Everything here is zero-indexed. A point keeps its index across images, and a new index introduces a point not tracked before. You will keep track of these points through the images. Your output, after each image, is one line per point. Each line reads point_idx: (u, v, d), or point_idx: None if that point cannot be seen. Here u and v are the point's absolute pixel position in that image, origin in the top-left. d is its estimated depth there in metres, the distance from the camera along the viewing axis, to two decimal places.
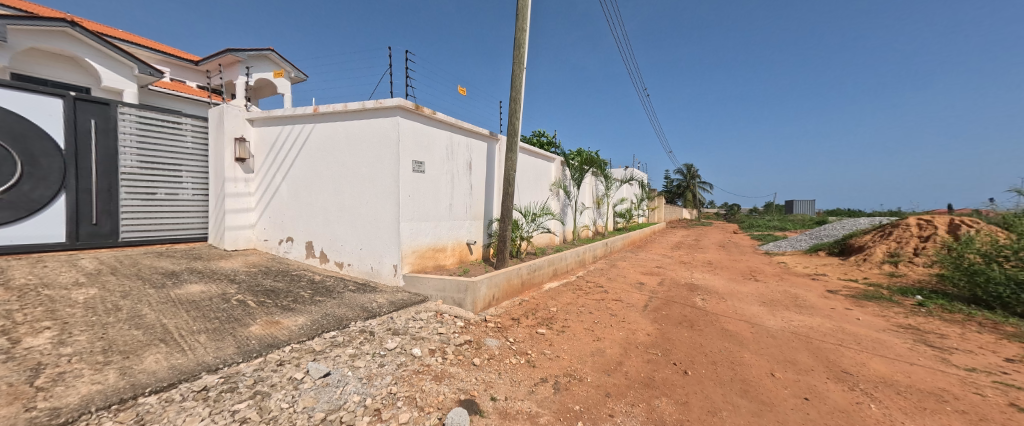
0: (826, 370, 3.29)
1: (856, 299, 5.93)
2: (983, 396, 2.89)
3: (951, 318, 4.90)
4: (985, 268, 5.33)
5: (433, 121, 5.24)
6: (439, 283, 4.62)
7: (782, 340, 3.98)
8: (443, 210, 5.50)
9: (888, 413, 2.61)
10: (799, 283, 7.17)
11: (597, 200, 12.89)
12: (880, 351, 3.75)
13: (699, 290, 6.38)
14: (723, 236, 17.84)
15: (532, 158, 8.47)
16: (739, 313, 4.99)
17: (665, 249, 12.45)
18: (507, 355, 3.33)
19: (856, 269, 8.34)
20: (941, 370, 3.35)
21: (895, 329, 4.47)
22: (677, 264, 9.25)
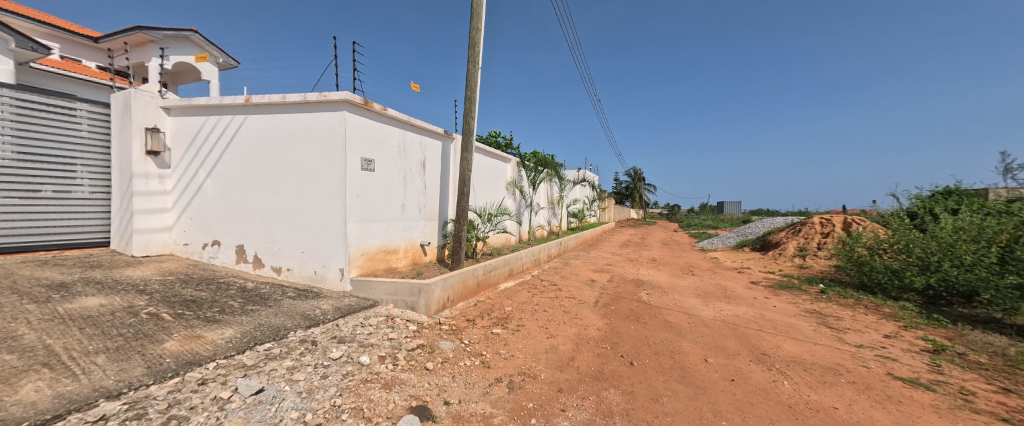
0: (750, 353, 3.68)
1: (774, 288, 6.73)
2: (868, 368, 3.42)
3: (846, 302, 5.74)
4: (870, 259, 6.31)
5: (384, 117, 5.01)
6: (390, 286, 4.43)
7: (715, 329, 4.39)
8: (394, 210, 5.28)
9: (798, 388, 2.99)
10: (729, 276, 7.96)
11: (551, 201, 13.23)
12: (793, 334, 4.28)
13: (644, 285, 6.80)
14: (666, 235, 19.20)
15: (487, 159, 8.44)
16: (679, 305, 5.41)
17: (614, 247, 13.10)
18: (462, 357, 3.29)
19: (773, 262, 9.46)
20: (838, 347, 3.90)
21: (804, 314, 5.13)
22: (624, 261, 9.78)
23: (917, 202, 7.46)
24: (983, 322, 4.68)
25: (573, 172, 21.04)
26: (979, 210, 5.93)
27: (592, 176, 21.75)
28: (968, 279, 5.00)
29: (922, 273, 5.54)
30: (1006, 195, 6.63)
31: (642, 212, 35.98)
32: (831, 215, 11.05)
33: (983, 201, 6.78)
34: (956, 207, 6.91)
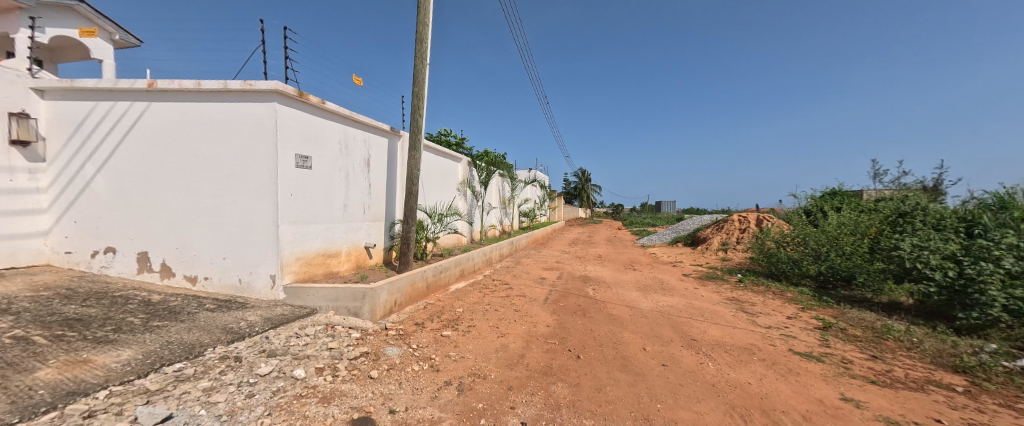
0: (681, 340, 4.04)
1: (702, 279, 7.47)
2: (774, 346, 3.93)
3: (759, 290, 6.53)
4: (777, 250, 7.24)
5: (322, 111, 4.66)
6: (331, 292, 4.14)
7: (652, 319, 4.74)
8: (335, 211, 4.93)
9: (720, 368, 3.34)
10: (664, 269, 8.66)
11: (503, 201, 13.32)
12: (717, 320, 4.77)
13: (591, 280, 7.13)
14: (610, 232, 20.27)
15: (438, 158, 8.23)
16: (622, 299, 5.75)
17: (562, 245, 13.54)
18: (409, 363, 3.18)
19: (701, 256, 10.48)
20: (752, 330, 4.43)
21: (726, 302, 5.74)
22: (572, 258, 10.15)
23: (811, 201, 8.74)
24: (859, 301, 5.63)
25: (524, 172, 21.36)
26: (855, 208, 7.12)
27: (542, 176, 22.32)
28: (847, 266, 5.97)
29: (814, 262, 6.50)
30: (874, 196, 8.01)
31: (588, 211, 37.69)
32: (748, 213, 12.46)
33: (858, 200, 8.14)
34: (839, 205, 8.21)
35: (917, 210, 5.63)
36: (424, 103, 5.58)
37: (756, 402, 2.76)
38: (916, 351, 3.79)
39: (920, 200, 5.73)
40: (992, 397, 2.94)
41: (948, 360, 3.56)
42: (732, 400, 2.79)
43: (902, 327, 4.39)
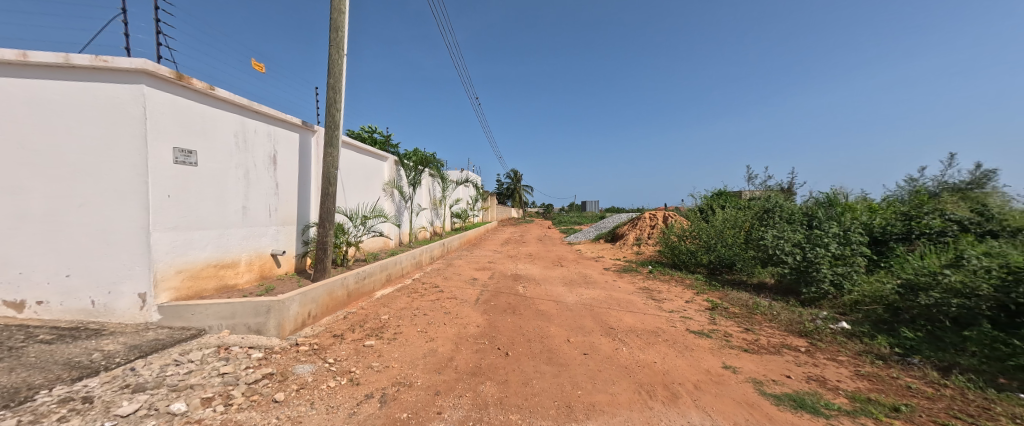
0: (600, 329, 4.37)
1: (619, 272, 8.21)
2: (675, 327, 4.50)
3: (665, 279, 7.41)
4: (678, 242, 8.33)
5: (211, 99, 3.98)
6: (225, 308, 3.56)
7: (576, 312, 5.04)
8: (231, 214, 4.25)
9: (632, 351, 3.71)
10: (588, 264, 9.29)
11: (434, 202, 12.96)
12: (632, 308, 5.27)
13: (521, 278, 7.32)
14: (539, 231, 21.08)
15: (360, 156, 7.64)
16: (550, 294, 6.02)
17: (493, 245, 13.67)
18: (324, 379, 2.89)
19: (619, 251, 11.48)
20: (659, 315, 4.99)
21: (639, 291, 6.39)
22: (502, 258, 10.29)
23: (704, 201, 10.17)
24: (738, 284, 6.73)
25: (461, 172, 21.14)
26: (735, 207, 8.50)
27: (473, 176, 22.27)
28: (730, 255, 7.10)
29: (706, 252, 7.60)
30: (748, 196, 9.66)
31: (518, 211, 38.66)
32: (657, 211, 14.01)
33: (737, 200, 9.73)
34: (724, 204, 9.70)
35: (776, 207, 6.97)
36: (341, 97, 5.12)
37: (660, 379, 3.12)
38: (776, 321, 4.68)
39: (777, 200, 7.14)
40: (823, 353, 3.77)
41: (796, 326, 4.48)
42: (641, 379, 3.11)
43: (767, 303, 5.39)
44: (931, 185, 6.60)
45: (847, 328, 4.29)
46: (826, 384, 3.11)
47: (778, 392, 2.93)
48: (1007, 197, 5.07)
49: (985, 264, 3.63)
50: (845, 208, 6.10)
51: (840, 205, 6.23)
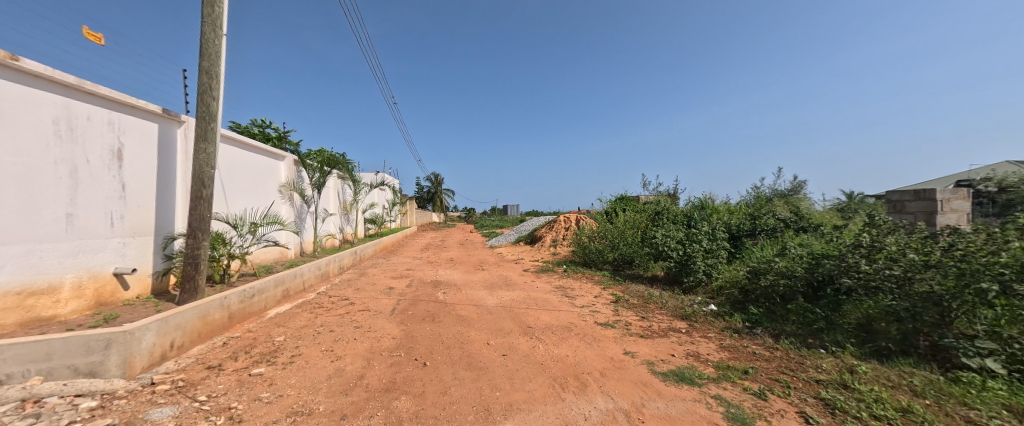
0: (519, 329, 4.48)
1: (537, 272, 8.58)
2: (586, 321, 4.85)
3: (578, 276, 7.98)
4: (588, 242, 9.06)
5: (14, 72, 3.01)
6: (38, 348, 2.69)
7: (497, 314, 5.08)
8: (47, 224, 3.26)
9: (548, 348, 3.88)
10: (508, 267, 9.48)
11: (343, 206, 11.86)
12: (548, 307, 5.54)
13: (442, 284, 7.12)
14: (459, 236, 20.85)
15: (248, 154, 6.59)
16: (471, 299, 5.96)
17: (410, 251, 13.06)
18: (194, 422, 2.39)
19: (537, 252, 12.01)
20: (573, 311, 5.33)
21: (555, 290, 6.76)
22: (421, 264, 9.89)
23: (609, 205, 11.28)
24: (637, 277, 7.58)
25: (376, 175, 19.88)
26: (633, 209, 9.62)
27: (390, 179, 21.12)
28: (630, 252, 7.96)
29: (611, 251, 8.39)
30: (644, 200, 11.01)
31: (440, 216, 37.78)
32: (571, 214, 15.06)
33: (636, 204, 10.99)
34: (625, 207, 10.85)
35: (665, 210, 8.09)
36: (219, 83, 4.34)
37: (572, 371, 3.33)
38: (665, 308, 5.39)
39: (666, 204, 8.38)
40: (698, 332, 4.47)
41: (680, 311, 5.23)
42: (555, 373, 3.27)
43: (658, 293, 6.18)
44: (765, 193, 8.52)
45: (715, 309, 5.16)
46: (700, 358, 3.68)
47: (665, 370, 3.38)
48: (811, 202, 6.80)
49: (799, 252, 4.86)
50: (712, 211, 7.54)
51: (710, 209, 7.59)
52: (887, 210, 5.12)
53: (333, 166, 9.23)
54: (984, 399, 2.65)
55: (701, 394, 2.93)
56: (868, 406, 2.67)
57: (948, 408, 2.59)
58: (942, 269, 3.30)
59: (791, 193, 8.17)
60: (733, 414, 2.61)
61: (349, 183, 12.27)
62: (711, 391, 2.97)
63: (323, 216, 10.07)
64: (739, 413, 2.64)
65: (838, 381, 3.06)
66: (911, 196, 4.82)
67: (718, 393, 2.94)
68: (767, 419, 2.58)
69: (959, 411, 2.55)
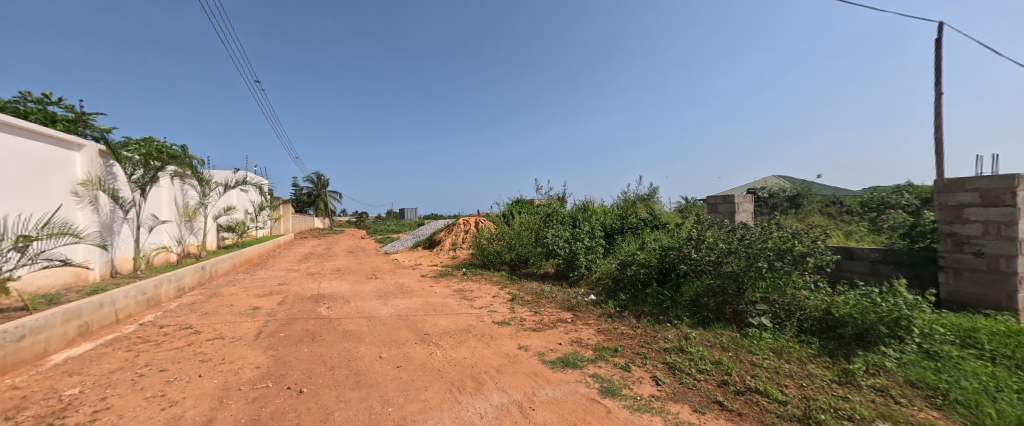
0: (415, 338, 4.28)
1: (436, 277, 8.36)
2: (484, 321, 4.93)
3: (477, 278, 8.07)
4: (487, 245, 9.26)
5: None
6: None
7: (390, 325, 4.76)
8: None
9: (445, 352, 3.82)
10: (404, 274, 8.99)
11: (185, 212, 9.51)
12: (447, 311, 5.44)
13: (325, 298, 6.31)
14: (347, 242, 18.93)
15: (12, 140, 4.72)
16: (361, 312, 5.44)
17: (283, 262, 11.26)
18: None
19: (436, 256, 11.71)
20: (472, 313, 5.36)
21: (454, 293, 6.69)
22: (298, 277, 8.61)
23: (507, 208, 11.75)
24: (531, 275, 8.07)
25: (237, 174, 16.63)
26: (528, 211, 10.21)
27: (256, 179, 17.93)
28: (525, 252, 8.42)
29: (508, 251, 8.76)
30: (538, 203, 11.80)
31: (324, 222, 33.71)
32: (471, 216, 15.17)
33: (530, 206, 11.69)
34: (521, 210, 11.45)
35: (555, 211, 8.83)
36: None
37: (469, 372, 3.33)
38: (556, 301, 5.87)
39: (555, 207, 9.16)
40: (581, 320, 5.00)
41: (567, 303, 5.76)
42: (452, 377, 3.23)
43: (549, 288, 6.69)
44: (631, 197, 10.10)
45: (594, 299, 5.84)
46: (582, 343, 4.11)
47: (554, 358, 3.67)
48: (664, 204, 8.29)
49: (653, 245, 5.93)
50: (592, 212, 8.54)
51: (591, 211, 8.59)
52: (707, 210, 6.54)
53: (166, 160, 7.29)
54: (761, 346, 3.63)
55: (582, 374, 3.28)
56: (696, 363, 3.40)
57: (741, 356, 3.48)
58: (738, 253, 4.36)
59: (649, 197, 9.89)
60: (606, 388, 2.99)
61: (193, 184, 9.90)
62: (589, 371, 3.34)
63: (152, 225, 7.90)
64: (610, 385, 3.04)
65: (677, 347, 3.79)
66: (721, 200, 6.31)
67: (595, 372, 3.33)
68: (630, 387, 3.04)
69: (747, 357, 3.45)
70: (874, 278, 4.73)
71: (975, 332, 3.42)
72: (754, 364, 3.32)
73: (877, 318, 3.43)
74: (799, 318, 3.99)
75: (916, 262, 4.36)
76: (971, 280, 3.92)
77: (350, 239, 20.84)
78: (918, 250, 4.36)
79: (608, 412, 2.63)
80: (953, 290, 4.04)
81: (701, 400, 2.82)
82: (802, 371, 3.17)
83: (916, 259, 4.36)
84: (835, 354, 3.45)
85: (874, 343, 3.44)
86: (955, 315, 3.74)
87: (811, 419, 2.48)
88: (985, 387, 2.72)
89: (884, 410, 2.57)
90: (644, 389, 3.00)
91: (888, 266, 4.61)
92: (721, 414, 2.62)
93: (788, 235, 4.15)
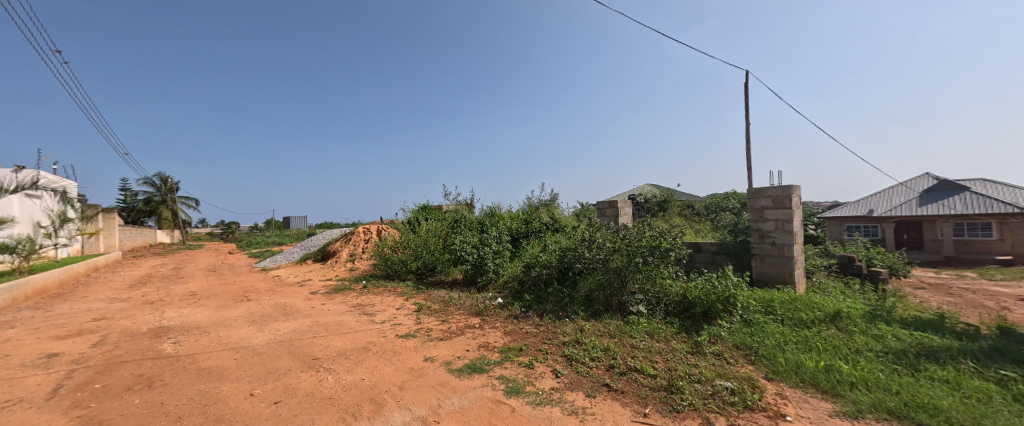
0: (300, 365, 3.69)
1: (329, 293, 7.41)
2: (386, 337, 4.54)
3: (380, 291, 7.43)
4: (391, 254, 8.65)
5: None
6: None
7: (266, 354, 4.01)
8: None
9: (337, 377, 3.37)
10: (288, 292, 7.73)
11: None
12: (340, 330, 4.84)
13: (171, 331, 5.01)
14: (207, 259, 15.52)
15: None
16: (225, 343, 4.46)
17: (105, 290, 8.60)
18: None
19: (330, 270, 10.44)
20: (372, 328, 4.89)
21: (351, 309, 6.02)
22: (130, 307, 6.67)
23: (412, 214, 11.19)
24: (439, 283, 7.80)
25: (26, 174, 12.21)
26: (435, 218, 9.87)
27: (60, 180, 13.45)
28: (433, 259, 8.10)
29: (414, 260, 8.32)
30: (445, 209, 11.51)
31: (174, 235, 27.15)
32: (371, 224, 13.98)
33: (438, 212, 11.33)
34: (428, 216, 11.02)
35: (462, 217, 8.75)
36: None
37: (366, 395, 3.00)
38: (464, 308, 5.78)
39: (463, 212, 9.06)
40: (489, 324, 5.00)
41: (475, 308, 5.71)
42: (346, 404, 2.87)
43: (457, 295, 6.54)
44: (536, 202, 10.64)
45: (502, 301, 5.93)
46: (489, 347, 4.11)
47: (461, 365, 3.57)
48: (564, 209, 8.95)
49: (553, 247, 6.35)
50: (500, 218, 8.69)
51: (498, 216, 8.76)
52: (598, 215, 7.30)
53: None
54: (639, 330, 4.16)
55: (489, 378, 3.26)
56: (589, 352, 3.70)
57: (623, 341, 3.92)
58: (621, 251, 5.03)
59: (551, 202, 10.57)
60: (511, 388, 3.03)
61: None
62: (496, 373, 3.35)
63: None
64: (515, 385, 3.09)
65: (573, 339, 4.09)
66: (607, 204, 7.10)
67: (501, 373, 3.35)
68: (534, 383, 3.14)
69: (629, 341, 3.91)
70: (713, 267, 5.90)
71: (772, 301, 4.53)
72: (633, 347, 3.77)
73: (715, 298, 4.29)
74: (665, 303, 4.67)
75: (736, 252, 5.60)
76: (769, 263, 5.20)
77: (211, 255, 17.12)
78: (737, 243, 5.62)
79: (513, 411, 2.66)
80: (761, 271, 5.28)
81: (592, 385, 3.07)
82: (667, 347, 3.74)
83: (736, 249, 5.61)
84: (690, 330, 4.16)
85: (715, 317, 4.27)
86: (761, 291, 4.89)
87: (673, 386, 2.93)
88: (780, 342, 3.60)
89: (721, 370, 3.20)
90: (545, 383, 3.14)
91: (722, 256, 5.81)
92: (608, 395, 2.90)
93: (657, 235, 4.94)
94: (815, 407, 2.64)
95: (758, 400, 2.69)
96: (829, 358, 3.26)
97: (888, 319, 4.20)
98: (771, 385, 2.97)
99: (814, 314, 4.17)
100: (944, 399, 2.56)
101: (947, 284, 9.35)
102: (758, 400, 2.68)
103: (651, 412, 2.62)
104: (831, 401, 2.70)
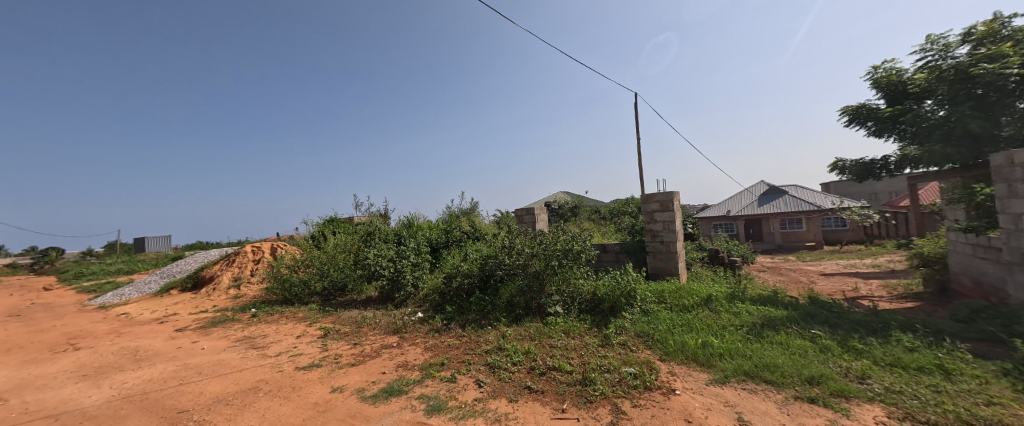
0: (160, 423, 3.01)
1: (204, 328, 6.20)
2: (282, 372, 4.00)
3: (275, 318, 6.48)
4: (289, 275, 7.64)
5: None
6: None
7: (108, 416, 3.18)
8: None
9: None
10: (144, 332, 6.25)
11: None
12: (218, 372, 4.09)
13: None
14: (8, 300, 11.59)
15: None
16: (37, 411, 3.39)
17: None
18: None
19: (206, 300, 8.76)
20: (262, 364, 4.25)
21: (235, 345, 5.14)
22: None
23: (316, 228, 10.10)
24: (350, 303, 7.15)
25: None
26: (344, 231, 9.07)
27: None
28: (341, 277, 7.41)
29: (320, 280, 7.51)
30: (356, 221, 10.67)
31: None
32: (262, 241, 12.16)
33: (347, 225, 10.44)
34: (335, 230, 10.07)
35: (376, 230, 8.20)
36: None
37: None
38: (379, 327, 5.42)
39: (377, 225, 8.52)
40: (407, 341, 4.78)
41: (392, 326, 5.39)
42: None
43: (371, 314, 6.10)
44: (455, 212, 10.56)
45: (422, 316, 5.72)
46: (408, 366, 3.92)
47: (375, 391, 3.34)
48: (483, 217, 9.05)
49: (475, 256, 6.36)
50: (417, 228, 8.39)
51: (416, 227, 8.45)
52: (516, 221, 7.57)
53: None
54: (556, 330, 4.44)
55: (407, 400, 3.12)
56: (511, 357, 3.81)
57: (543, 342, 4.15)
58: (539, 256, 5.27)
59: (470, 211, 10.61)
60: (432, 406, 2.94)
61: None
62: (415, 394, 3.22)
63: None
64: (436, 403, 3.01)
65: (496, 346, 4.16)
66: (524, 212, 7.41)
67: (421, 393, 3.23)
68: (456, 397, 3.11)
69: (548, 342, 4.14)
70: (617, 265, 6.63)
71: (662, 292, 5.26)
72: (552, 347, 4.01)
73: (620, 293, 4.85)
74: (578, 302, 5.07)
75: (633, 250, 6.41)
76: (660, 259, 6.04)
77: (13, 295, 12.82)
78: (634, 242, 6.43)
79: None
80: (654, 267, 6.10)
81: (514, 390, 3.18)
82: (582, 343, 4.06)
83: (633, 248, 6.41)
84: (600, 324, 4.59)
85: (619, 311, 4.80)
86: (654, 283, 5.66)
87: (587, 378, 3.21)
88: (670, 327, 4.22)
89: (625, 357, 3.61)
90: (468, 395, 3.14)
91: (624, 255, 6.55)
92: (530, 397, 3.03)
93: (570, 239, 5.35)
94: (696, 378, 3.18)
95: (655, 381, 3.12)
96: (705, 336, 3.93)
97: (742, 298, 5.24)
98: (665, 365, 3.47)
99: (693, 300, 4.98)
100: (778, 357, 3.33)
101: (778, 267, 11.98)
102: (654, 381, 3.11)
103: (569, 406, 2.82)
104: (706, 371, 3.28)
